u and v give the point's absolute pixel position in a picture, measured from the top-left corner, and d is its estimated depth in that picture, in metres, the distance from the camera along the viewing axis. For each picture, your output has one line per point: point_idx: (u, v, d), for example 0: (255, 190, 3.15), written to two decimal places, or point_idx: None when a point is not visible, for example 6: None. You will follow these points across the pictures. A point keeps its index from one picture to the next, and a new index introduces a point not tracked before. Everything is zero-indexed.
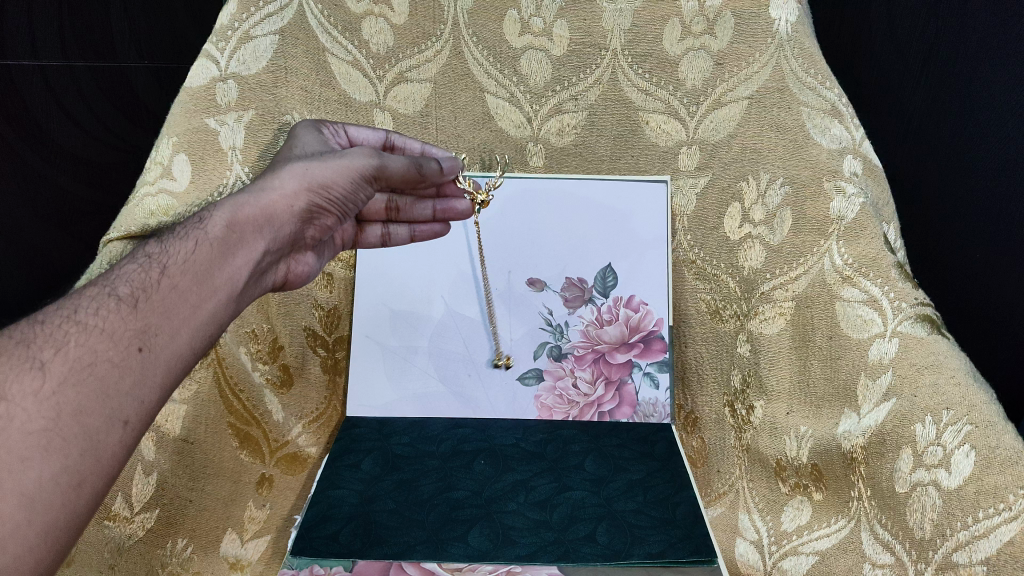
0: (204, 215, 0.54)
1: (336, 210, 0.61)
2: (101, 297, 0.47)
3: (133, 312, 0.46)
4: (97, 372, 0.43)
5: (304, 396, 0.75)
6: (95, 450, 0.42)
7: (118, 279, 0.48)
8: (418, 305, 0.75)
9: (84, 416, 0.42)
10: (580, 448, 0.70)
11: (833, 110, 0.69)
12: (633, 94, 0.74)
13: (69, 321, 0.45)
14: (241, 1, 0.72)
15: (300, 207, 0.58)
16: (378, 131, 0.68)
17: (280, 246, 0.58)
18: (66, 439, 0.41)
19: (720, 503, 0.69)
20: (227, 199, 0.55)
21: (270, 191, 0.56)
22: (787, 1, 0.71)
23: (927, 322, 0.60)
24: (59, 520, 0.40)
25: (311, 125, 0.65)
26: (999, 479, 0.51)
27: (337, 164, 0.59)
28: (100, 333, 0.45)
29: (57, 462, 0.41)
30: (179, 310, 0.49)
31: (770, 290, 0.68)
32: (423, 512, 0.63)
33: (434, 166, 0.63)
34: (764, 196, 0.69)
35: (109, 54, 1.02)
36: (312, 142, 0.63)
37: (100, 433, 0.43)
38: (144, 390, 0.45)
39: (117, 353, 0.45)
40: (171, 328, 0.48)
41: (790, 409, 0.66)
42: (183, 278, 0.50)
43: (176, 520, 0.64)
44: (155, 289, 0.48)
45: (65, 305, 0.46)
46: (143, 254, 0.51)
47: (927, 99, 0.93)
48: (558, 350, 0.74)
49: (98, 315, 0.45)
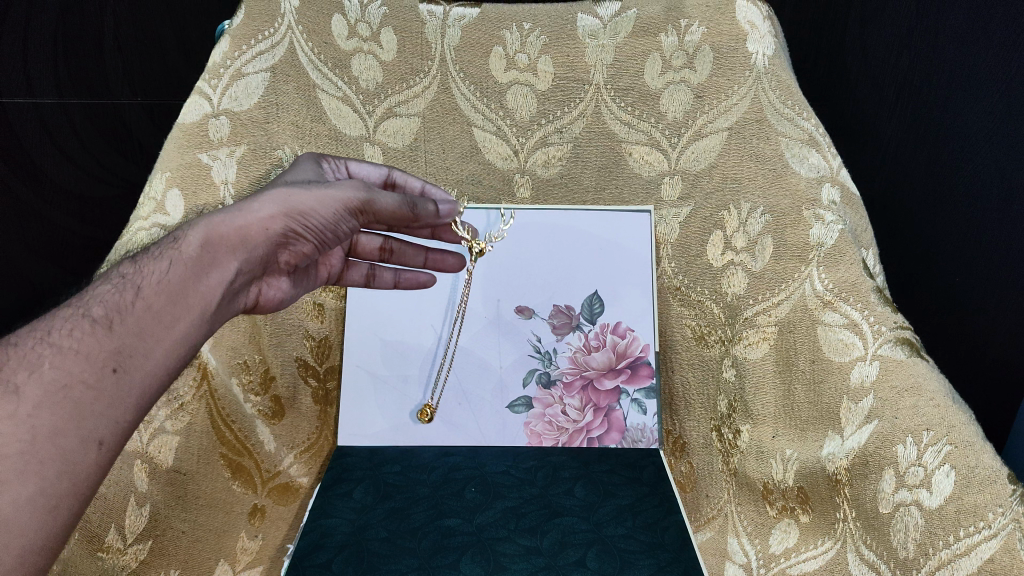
0: (178, 236, 0.54)
1: (314, 237, 0.60)
2: (75, 319, 0.47)
3: (108, 334, 0.47)
4: (72, 394, 0.44)
5: (295, 427, 0.76)
6: (72, 472, 0.43)
7: (92, 302, 0.49)
8: (408, 334, 0.76)
9: (61, 438, 0.43)
10: (570, 474, 0.71)
11: (810, 140, 0.70)
12: (616, 126, 0.76)
13: (42, 343, 0.46)
14: (234, 39, 0.73)
15: (276, 231, 0.57)
16: (380, 168, 0.69)
17: (252, 269, 0.58)
18: (43, 462, 0.42)
19: (709, 526, 0.71)
20: (202, 219, 0.56)
21: (248, 215, 0.56)
22: (763, 35, 0.73)
23: (907, 345, 0.60)
24: (35, 543, 0.42)
25: (313, 158, 0.66)
26: (978, 498, 0.51)
27: (320, 192, 0.58)
28: (74, 354, 0.46)
29: (33, 484, 0.41)
30: (151, 331, 0.50)
31: (753, 316, 0.69)
32: (415, 540, 0.65)
33: (431, 209, 0.64)
34: (745, 224, 0.71)
35: (104, 94, 1.04)
36: (305, 173, 0.63)
37: (76, 455, 0.44)
38: (120, 410, 0.46)
39: (91, 374, 0.45)
40: (145, 350, 0.49)
41: (777, 433, 0.67)
42: (157, 299, 0.51)
43: (169, 552, 0.63)
44: (129, 311, 0.49)
45: (39, 327, 0.47)
46: (117, 276, 0.52)
47: (904, 128, 0.96)
48: (547, 376, 0.75)
49: (72, 336, 0.46)
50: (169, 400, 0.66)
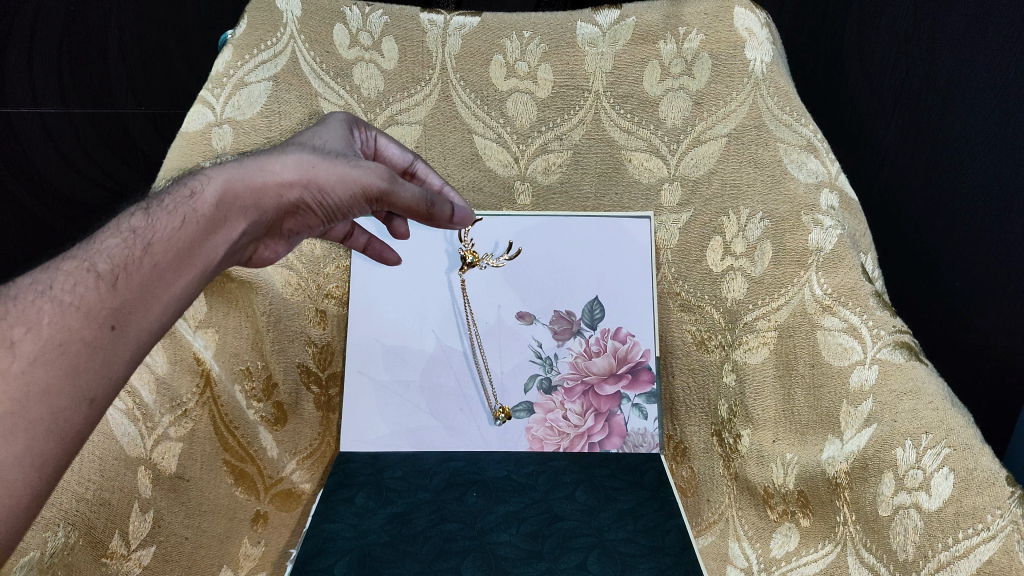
0: (196, 185, 0.53)
1: (325, 214, 0.59)
2: (79, 273, 0.45)
3: (112, 290, 0.46)
4: (69, 352, 0.42)
5: (298, 433, 0.76)
6: (61, 430, 0.41)
7: (99, 254, 0.47)
8: (410, 340, 0.76)
9: (53, 396, 0.41)
10: (571, 478, 0.71)
11: (809, 145, 0.71)
12: (615, 133, 0.77)
13: (42, 296, 0.43)
14: (236, 48, 0.75)
15: (289, 200, 0.56)
16: (407, 153, 0.68)
17: (257, 232, 0.57)
18: (31, 421, 0.40)
19: (710, 531, 0.71)
20: (224, 170, 0.54)
21: (268, 175, 0.55)
22: (761, 42, 0.74)
23: (906, 348, 0.61)
24: (16, 506, 0.39)
25: (347, 121, 0.64)
26: (977, 500, 0.51)
27: (345, 170, 0.57)
28: (75, 309, 0.44)
29: (20, 445, 0.39)
30: (156, 289, 0.48)
31: (753, 320, 0.70)
32: (417, 545, 0.65)
33: (446, 211, 0.64)
34: (744, 229, 0.71)
35: (107, 103, 1.05)
36: (335, 137, 0.61)
37: (67, 413, 0.42)
38: (115, 367, 0.45)
39: (90, 332, 0.44)
40: (146, 307, 0.47)
41: (777, 436, 0.67)
42: (165, 256, 0.49)
43: (172, 558, 0.63)
44: (137, 267, 0.47)
45: (40, 279, 0.45)
46: (127, 228, 0.49)
47: (900, 135, 0.97)
48: (548, 382, 0.76)
49: (75, 290, 0.44)
50: (172, 408, 0.67)
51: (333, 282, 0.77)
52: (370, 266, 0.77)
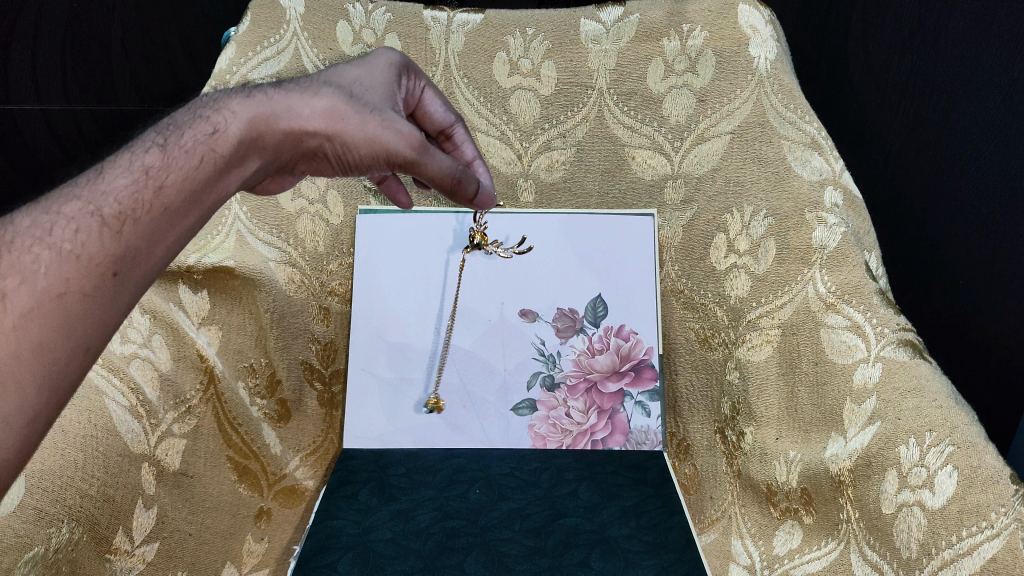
0: (218, 120, 0.50)
1: (342, 167, 0.57)
2: (82, 217, 0.43)
3: (117, 237, 0.43)
4: (66, 303, 0.40)
5: (302, 429, 0.76)
6: (55, 383, 0.39)
7: (105, 195, 0.44)
8: (413, 337, 0.76)
9: (48, 348, 0.39)
10: (574, 475, 0.71)
11: (812, 143, 0.71)
12: (619, 130, 0.77)
13: (40, 244, 0.41)
14: (240, 46, 0.76)
15: (308, 144, 0.54)
16: (450, 114, 0.66)
17: (270, 170, 0.55)
18: (21, 377, 0.38)
19: (713, 529, 0.71)
20: (249, 107, 0.52)
21: (296, 119, 0.53)
22: (765, 40, 0.74)
23: (910, 347, 0.60)
24: (11, 460, 0.38)
25: (398, 64, 0.60)
26: (981, 498, 0.51)
27: (375, 131, 0.55)
28: (74, 259, 0.41)
29: (12, 401, 0.38)
30: (161, 232, 0.45)
31: (757, 318, 0.69)
32: (419, 541, 0.66)
33: (469, 190, 0.62)
34: (748, 227, 0.71)
35: (111, 99, 1.05)
36: (378, 83, 0.58)
37: (61, 365, 0.40)
38: (115, 314, 0.43)
39: (89, 282, 0.41)
40: (150, 251, 0.45)
41: (779, 434, 0.67)
42: (176, 198, 0.46)
43: (176, 553, 0.63)
44: (145, 211, 0.44)
45: (39, 223, 0.42)
46: (140, 165, 0.46)
47: (904, 131, 0.97)
48: (551, 379, 0.76)
49: (77, 238, 0.42)
50: (176, 404, 0.67)
51: (337, 279, 0.77)
52: (373, 263, 0.76)
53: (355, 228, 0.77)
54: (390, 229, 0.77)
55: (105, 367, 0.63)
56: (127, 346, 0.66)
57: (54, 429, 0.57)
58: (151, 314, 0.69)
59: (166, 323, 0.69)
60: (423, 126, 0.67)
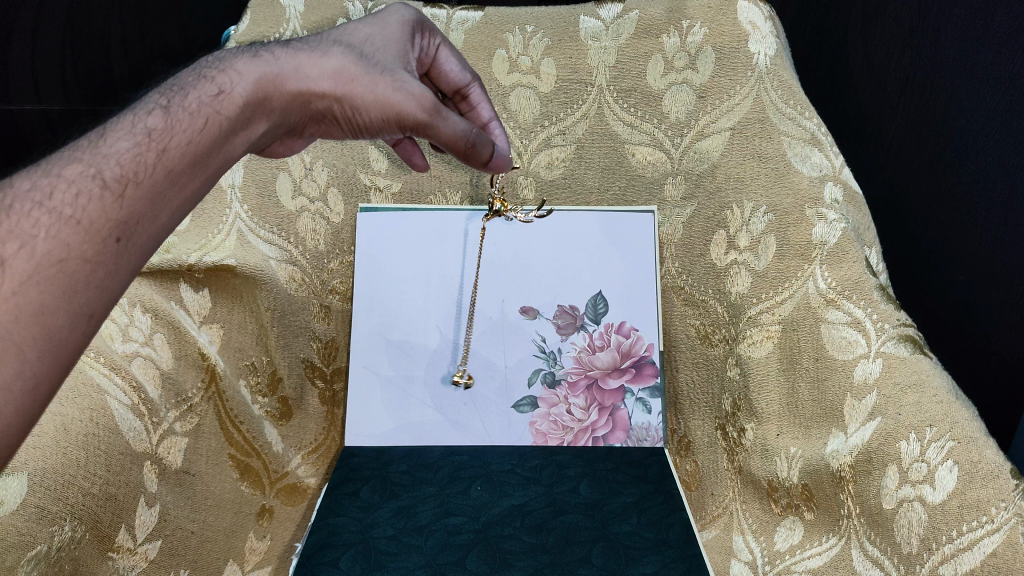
0: (224, 81, 0.51)
1: (352, 129, 0.57)
2: (83, 180, 0.43)
3: (119, 202, 0.43)
4: (67, 269, 0.41)
5: (303, 427, 0.76)
6: (55, 351, 0.40)
7: (108, 157, 0.44)
8: (415, 335, 0.76)
9: (48, 315, 0.40)
10: (575, 472, 0.72)
11: (812, 139, 0.71)
12: (619, 127, 0.77)
13: (39, 208, 0.41)
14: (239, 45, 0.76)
15: (317, 106, 0.55)
16: (465, 74, 0.66)
17: (278, 133, 0.55)
18: (22, 345, 0.38)
19: (715, 525, 0.70)
20: (256, 67, 0.52)
21: (305, 80, 0.53)
22: (765, 35, 0.74)
23: (910, 342, 0.61)
24: (13, 426, 0.38)
25: (412, 22, 0.61)
26: (981, 493, 0.51)
27: (386, 93, 0.55)
28: (75, 223, 0.41)
29: (12, 368, 0.38)
30: (165, 196, 0.46)
31: (757, 314, 0.69)
32: (421, 538, 0.66)
33: (484, 153, 0.61)
34: (748, 223, 0.71)
35: (109, 98, 1.04)
36: (390, 43, 0.58)
37: (63, 332, 0.40)
38: (119, 279, 0.43)
39: (92, 247, 0.42)
40: (154, 215, 0.45)
41: (781, 430, 0.67)
42: (180, 162, 0.47)
43: (178, 552, 0.63)
44: (148, 175, 0.45)
45: (38, 186, 0.42)
46: (143, 127, 0.46)
47: (905, 126, 0.96)
48: (552, 376, 0.76)
49: (77, 202, 0.42)
50: (178, 403, 0.67)
51: (337, 278, 0.77)
52: (373, 261, 0.76)
53: (356, 227, 0.77)
54: (389, 227, 0.77)
55: (107, 365, 0.63)
56: (128, 345, 0.66)
57: (55, 430, 0.57)
58: (153, 314, 0.69)
59: (167, 321, 0.69)
60: (438, 86, 0.67)
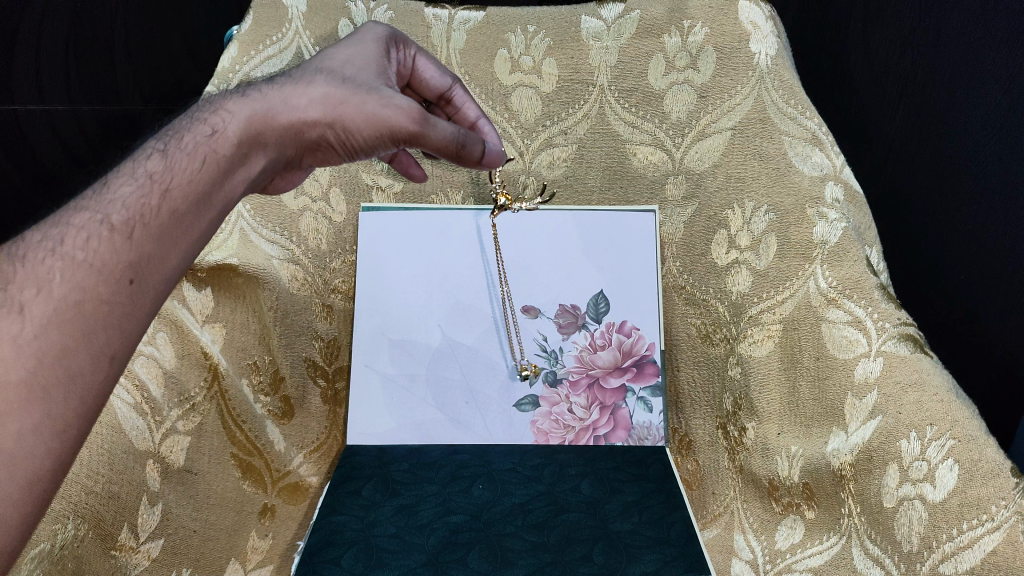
0: (217, 122, 0.52)
1: (349, 152, 0.57)
2: (92, 226, 0.45)
3: (127, 242, 0.45)
4: (85, 310, 0.42)
5: (304, 426, 0.76)
6: (80, 392, 0.41)
7: (113, 202, 0.46)
8: (416, 334, 0.76)
9: (69, 357, 0.41)
10: (577, 471, 0.72)
11: (813, 138, 0.71)
12: (620, 127, 0.77)
13: (52, 255, 0.43)
14: (242, 45, 0.77)
15: (310, 136, 0.55)
16: (445, 77, 0.66)
17: (278, 168, 0.56)
18: (48, 386, 0.40)
19: (715, 524, 0.70)
20: (246, 105, 0.53)
21: (293, 111, 0.53)
22: (766, 36, 0.74)
23: (911, 341, 0.60)
24: (44, 469, 0.40)
25: (387, 39, 0.62)
26: (981, 492, 0.51)
27: (374, 111, 0.55)
28: (87, 267, 0.43)
29: (40, 411, 0.40)
30: (173, 235, 0.47)
31: (758, 313, 0.69)
32: (423, 536, 0.66)
33: (478, 149, 0.61)
34: (749, 222, 0.71)
35: (114, 100, 1.05)
36: (370, 62, 0.59)
37: (86, 372, 0.42)
38: (136, 319, 0.45)
39: (106, 288, 0.43)
40: (164, 254, 0.46)
41: (781, 429, 0.67)
42: (183, 201, 0.48)
43: (181, 550, 0.63)
44: (154, 216, 0.46)
45: (50, 236, 0.44)
46: (143, 172, 0.48)
47: (906, 127, 0.97)
48: (553, 375, 0.76)
49: (88, 247, 0.44)
50: (181, 401, 0.67)
51: (339, 277, 0.78)
52: (375, 260, 0.77)
53: (357, 226, 0.78)
54: (390, 226, 0.77)
55: None
56: None
57: None
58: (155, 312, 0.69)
59: (169, 320, 0.69)
60: (422, 94, 0.67)
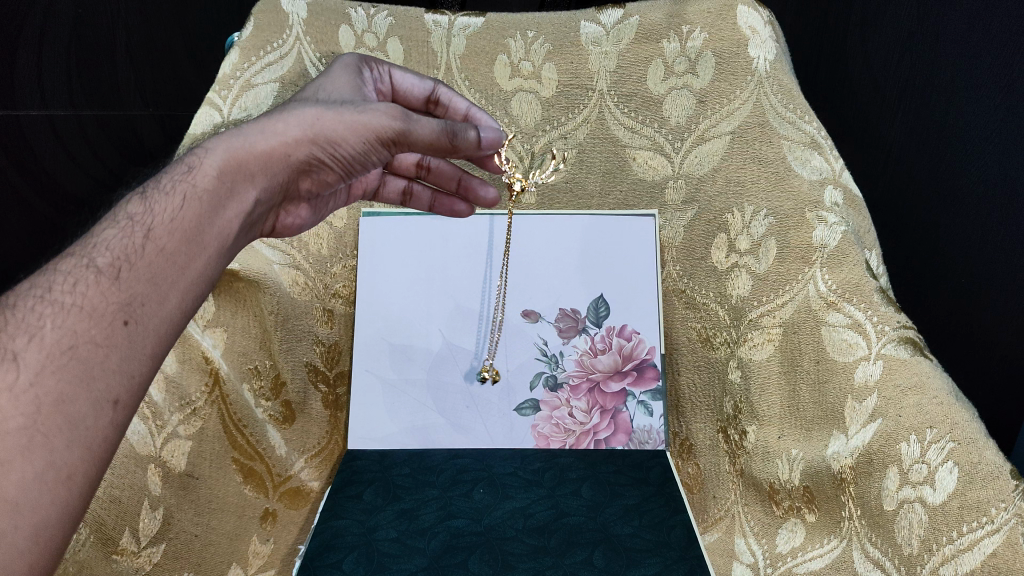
0: (195, 160, 0.51)
1: (340, 167, 0.57)
2: (79, 271, 0.44)
3: (115, 284, 0.44)
4: (79, 355, 0.42)
5: (306, 431, 0.77)
6: (83, 438, 0.40)
7: (97, 247, 0.46)
8: (416, 338, 0.77)
9: (67, 403, 0.40)
10: (577, 474, 0.72)
11: (812, 142, 0.71)
12: (620, 131, 0.77)
13: (41, 302, 0.43)
14: (242, 52, 0.77)
15: (298, 158, 0.55)
16: (425, 81, 0.67)
17: (271, 199, 0.55)
18: (49, 435, 0.39)
19: (716, 528, 0.71)
20: (223, 142, 0.53)
21: (271, 137, 0.54)
22: (764, 41, 0.74)
23: (910, 344, 0.61)
24: (51, 520, 0.39)
25: (355, 62, 0.63)
26: (981, 494, 0.52)
27: (352, 118, 0.55)
28: (78, 311, 0.43)
29: (41, 459, 0.39)
30: (166, 275, 0.46)
31: (758, 317, 0.69)
32: (424, 540, 0.66)
33: (472, 136, 0.59)
34: (748, 226, 0.71)
35: (115, 103, 1.07)
36: (341, 86, 0.60)
37: (88, 419, 0.41)
38: (136, 363, 0.44)
39: (100, 332, 0.43)
40: (160, 295, 0.46)
41: (782, 432, 0.67)
42: (171, 239, 0.47)
43: (182, 554, 0.63)
44: (139, 257, 0.46)
45: (36, 283, 0.44)
46: (125, 215, 0.48)
47: (905, 130, 0.97)
48: (553, 379, 0.76)
49: (76, 291, 0.43)
50: (182, 406, 0.67)
51: (341, 282, 0.78)
52: (375, 265, 0.77)
53: (358, 231, 0.78)
54: (389, 230, 0.78)
55: None
56: None
57: None
58: None
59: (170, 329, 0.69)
60: (410, 106, 0.68)
